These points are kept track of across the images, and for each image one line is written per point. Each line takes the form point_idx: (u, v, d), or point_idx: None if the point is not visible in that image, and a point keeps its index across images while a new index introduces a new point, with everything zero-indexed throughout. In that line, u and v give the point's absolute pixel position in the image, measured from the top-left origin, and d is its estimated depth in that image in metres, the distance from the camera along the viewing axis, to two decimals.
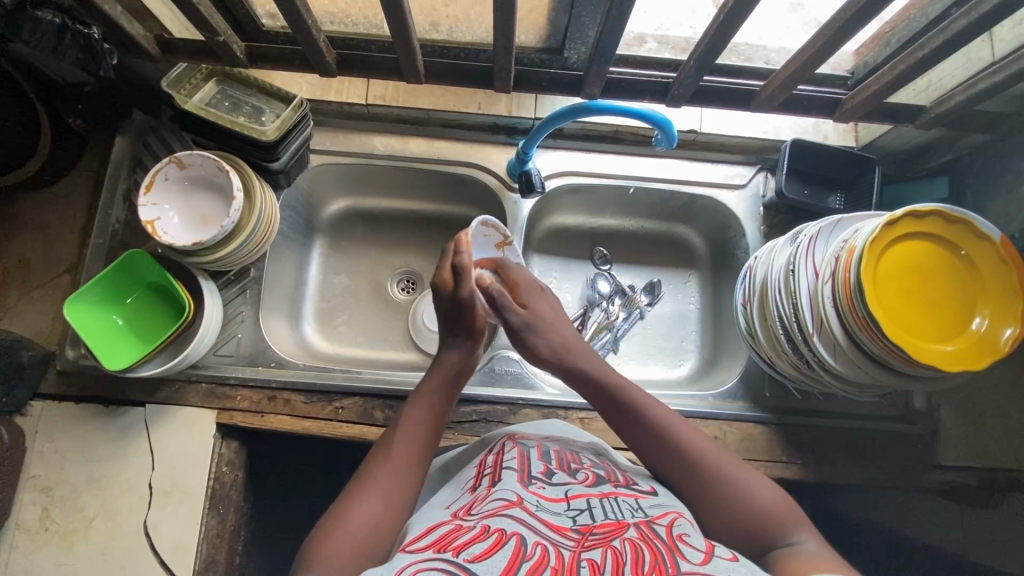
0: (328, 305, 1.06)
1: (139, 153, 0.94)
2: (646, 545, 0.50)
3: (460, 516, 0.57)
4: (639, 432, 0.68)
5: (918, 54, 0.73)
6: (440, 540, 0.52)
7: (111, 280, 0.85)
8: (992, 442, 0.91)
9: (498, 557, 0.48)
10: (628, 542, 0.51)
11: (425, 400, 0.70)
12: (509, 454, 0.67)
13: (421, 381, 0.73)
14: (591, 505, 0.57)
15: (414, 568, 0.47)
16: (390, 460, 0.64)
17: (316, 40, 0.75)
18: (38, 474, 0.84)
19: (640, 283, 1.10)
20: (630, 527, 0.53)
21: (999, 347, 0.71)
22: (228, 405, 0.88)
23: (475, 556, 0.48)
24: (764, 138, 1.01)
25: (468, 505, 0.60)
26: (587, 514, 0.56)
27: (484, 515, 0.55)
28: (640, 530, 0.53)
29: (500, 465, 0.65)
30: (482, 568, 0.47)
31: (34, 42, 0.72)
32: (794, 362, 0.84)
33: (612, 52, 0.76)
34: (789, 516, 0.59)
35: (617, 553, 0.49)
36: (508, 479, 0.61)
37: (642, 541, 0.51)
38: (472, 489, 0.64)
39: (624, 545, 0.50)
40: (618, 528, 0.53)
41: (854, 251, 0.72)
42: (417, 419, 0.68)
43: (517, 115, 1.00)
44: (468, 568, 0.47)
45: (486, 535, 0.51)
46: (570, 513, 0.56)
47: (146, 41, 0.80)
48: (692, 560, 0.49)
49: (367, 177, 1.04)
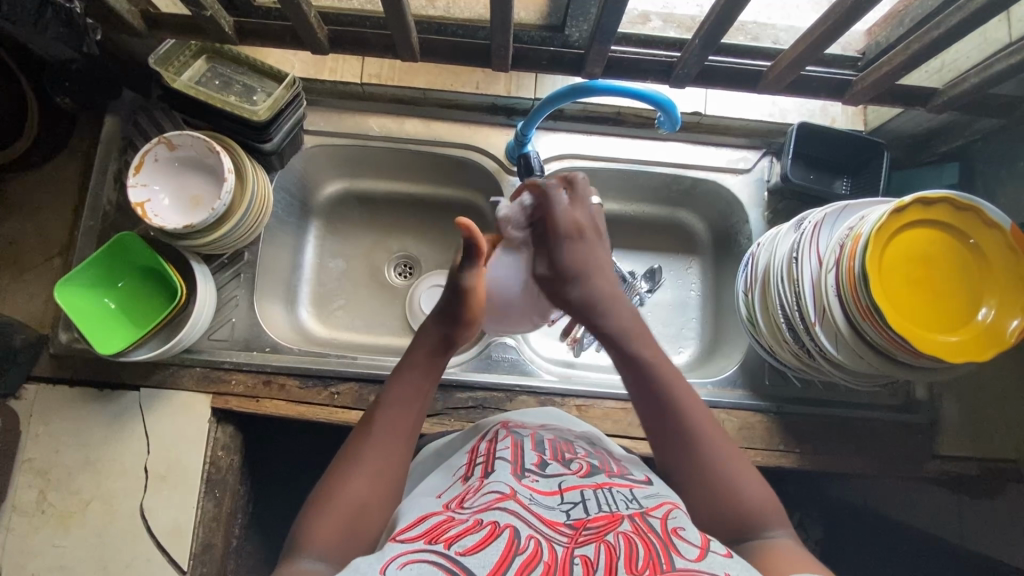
0: (324, 289, 1.04)
1: (130, 134, 0.92)
2: (639, 539, 0.49)
3: (451, 506, 0.56)
4: (653, 410, 0.65)
5: (932, 34, 0.70)
6: (432, 530, 0.51)
7: (100, 263, 0.83)
8: (992, 432, 0.90)
9: (491, 549, 0.48)
10: (621, 536, 0.50)
11: (415, 372, 0.68)
12: (503, 444, 0.67)
13: (411, 348, 0.70)
14: (585, 498, 0.56)
15: (405, 559, 0.47)
16: (377, 439, 0.62)
17: (308, 14, 0.72)
18: (33, 456, 0.84)
19: (640, 269, 1.09)
20: (623, 521, 0.52)
21: (1004, 338, 0.69)
22: (223, 389, 0.88)
23: (466, 549, 0.48)
24: (770, 121, 0.98)
25: (460, 495, 0.59)
26: (581, 507, 0.55)
27: (477, 508, 0.54)
28: (634, 522, 0.52)
29: (494, 455, 0.64)
30: (474, 561, 0.46)
31: (13, 15, 0.69)
32: (795, 351, 0.83)
33: (615, 31, 0.74)
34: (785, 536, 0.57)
35: (612, 547, 0.48)
36: (501, 471, 0.60)
37: (636, 535, 0.50)
38: (464, 477, 0.63)
39: (618, 540, 0.49)
40: (611, 522, 0.52)
41: (860, 238, 0.70)
42: (406, 394, 0.66)
43: (516, 95, 0.97)
44: (459, 561, 0.46)
45: (478, 527, 0.50)
46: (564, 507, 0.55)
47: (130, 15, 0.76)
48: (686, 556, 0.48)
49: (363, 159, 1.02)
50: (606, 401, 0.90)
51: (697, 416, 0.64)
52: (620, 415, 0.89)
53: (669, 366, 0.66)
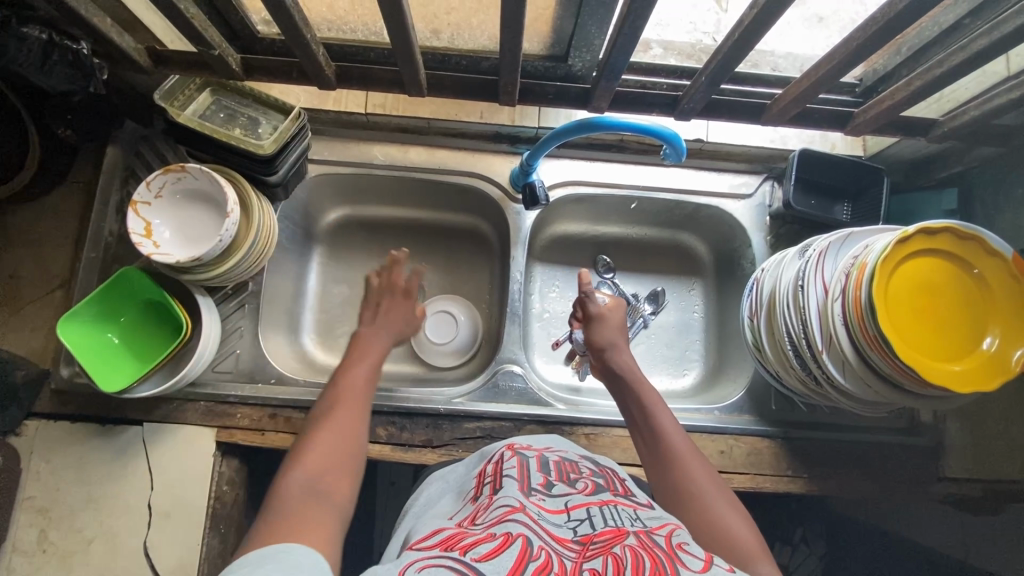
0: (327, 315, 1.04)
1: (131, 163, 0.91)
2: (646, 553, 0.49)
3: (464, 524, 0.56)
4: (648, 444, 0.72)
5: (935, 71, 0.71)
6: (447, 539, 0.51)
7: (107, 298, 0.82)
8: (995, 455, 0.90)
9: (506, 556, 0.47)
10: (628, 548, 0.49)
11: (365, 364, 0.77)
12: (508, 463, 0.66)
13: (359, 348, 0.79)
14: (592, 514, 0.56)
15: (421, 564, 0.46)
16: (325, 429, 0.66)
17: (316, 53, 0.73)
18: (33, 495, 0.82)
19: (643, 292, 1.09)
20: (629, 535, 0.52)
21: (1009, 367, 0.70)
22: (228, 423, 0.87)
23: (481, 556, 0.47)
24: (771, 147, 0.99)
25: (472, 514, 0.58)
26: (587, 522, 0.55)
27: (490, 522, 0.53)
28: (639, 538, 0.52)
29: (500, 474, 0.64)
30: (488, 566, 0.46)
31: (20, 60, 0.69)
32: (801, 376, 0.83)
33: (622, 68, 0.74)
34: (768, 557, 0.58)
35: (618, 559, 0.47)
36: (508, 487, 0.60)
37: (642, 549, 0.49)
38: (473, 499, 0.63)
39: (625, 551, 0.48)
40: (618, 536, 0.52)
41: (866, 268, 0.70)
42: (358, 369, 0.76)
43: (519, 124, 0.97)
44: (475, 568, 0.45)
45: (491, 536, 0.50)
46: (571, 524, 0.55)
47: (138, 54, 0.76)
48: (692, 568, 0.48)
49: (368, 186, 1.02)
50: (615, 429, 0.90)
51: (683, 445, 0.69)
52: (629, 443, 0.89)
53: (664, 410, 0.74)
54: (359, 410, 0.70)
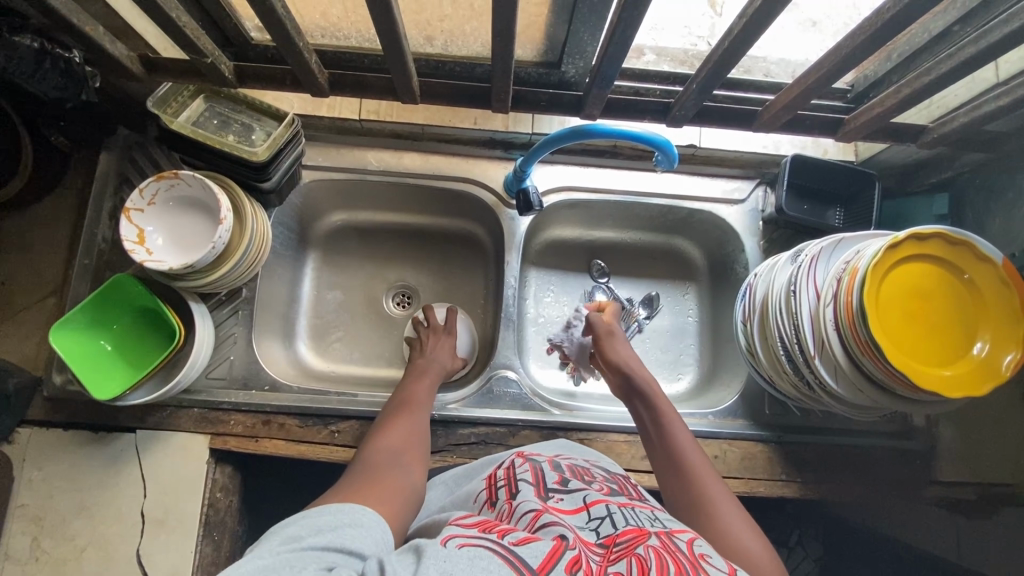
0: (322, 321, 1.04)
1: (125, 169, 0.91)
2: (669, 556, 0.48)
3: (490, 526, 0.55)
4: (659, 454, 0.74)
5: (924, 78, 0.72)
6: (484, 521, 0.52)
7: (98, 305, 0.82)
8: (988, 458, 0.91)
9: (539, 546, 0.47)
10: (651, 550, 0.48)
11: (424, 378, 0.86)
12: (521, 468, 0.66)
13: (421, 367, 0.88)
14: (611, 513, 0.57)
15: (462, 540, 0.47)
16: (394, 425, 0.75)
17: (308, 61, 0.73)
18: (26, 503, 0.82)
19: (638, 296, 1.09)
20: (652, 537, 0.52)
21: (1000, 372, 0.71)
22: (222, 429, 0.87)
23: (518, 541, 0.48)
24: (764, 153, 1.00)
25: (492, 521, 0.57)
26: (608, 522, 0.55)
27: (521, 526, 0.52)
28: (661, 539, 0.51)
29: (514, 479, 0.64)
30: (526, 552, 0.46)
31: (12, 68, 0.69)
32: (795, 381, 0.83)
33: (613, 78, 0.75)
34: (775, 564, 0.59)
35: (642, 560, 0.47)
36: (525, 491, 0.60)
37: (665, 551, 0.49)
38: (488, 502, 0.62)
39: (648, 552, 0.48)
40: (641, 537, 0.51)
41: (857, 272, 0.71)
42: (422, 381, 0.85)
43: (513, 130, 0.98)
44: (512, 549, 0.46)
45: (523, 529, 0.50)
46: (592, 524, 0.54)
47: (130, 61, 0.76)
48: None
49: (362, 192, 1.02)
50: (609, 434, 0.90)
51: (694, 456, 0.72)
52: (623, 448, 0.89)
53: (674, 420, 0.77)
54: (423, 413, 0.79)
